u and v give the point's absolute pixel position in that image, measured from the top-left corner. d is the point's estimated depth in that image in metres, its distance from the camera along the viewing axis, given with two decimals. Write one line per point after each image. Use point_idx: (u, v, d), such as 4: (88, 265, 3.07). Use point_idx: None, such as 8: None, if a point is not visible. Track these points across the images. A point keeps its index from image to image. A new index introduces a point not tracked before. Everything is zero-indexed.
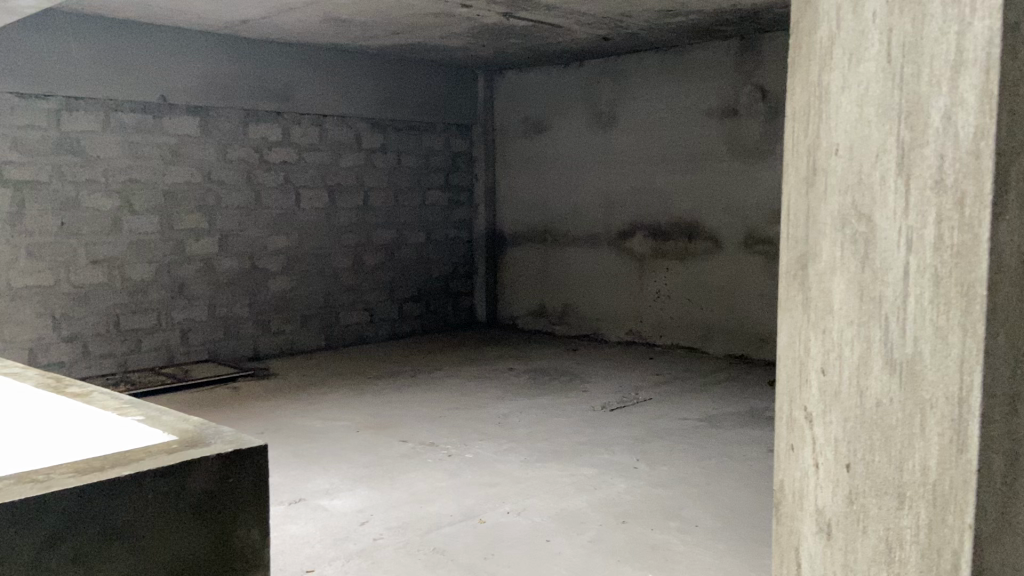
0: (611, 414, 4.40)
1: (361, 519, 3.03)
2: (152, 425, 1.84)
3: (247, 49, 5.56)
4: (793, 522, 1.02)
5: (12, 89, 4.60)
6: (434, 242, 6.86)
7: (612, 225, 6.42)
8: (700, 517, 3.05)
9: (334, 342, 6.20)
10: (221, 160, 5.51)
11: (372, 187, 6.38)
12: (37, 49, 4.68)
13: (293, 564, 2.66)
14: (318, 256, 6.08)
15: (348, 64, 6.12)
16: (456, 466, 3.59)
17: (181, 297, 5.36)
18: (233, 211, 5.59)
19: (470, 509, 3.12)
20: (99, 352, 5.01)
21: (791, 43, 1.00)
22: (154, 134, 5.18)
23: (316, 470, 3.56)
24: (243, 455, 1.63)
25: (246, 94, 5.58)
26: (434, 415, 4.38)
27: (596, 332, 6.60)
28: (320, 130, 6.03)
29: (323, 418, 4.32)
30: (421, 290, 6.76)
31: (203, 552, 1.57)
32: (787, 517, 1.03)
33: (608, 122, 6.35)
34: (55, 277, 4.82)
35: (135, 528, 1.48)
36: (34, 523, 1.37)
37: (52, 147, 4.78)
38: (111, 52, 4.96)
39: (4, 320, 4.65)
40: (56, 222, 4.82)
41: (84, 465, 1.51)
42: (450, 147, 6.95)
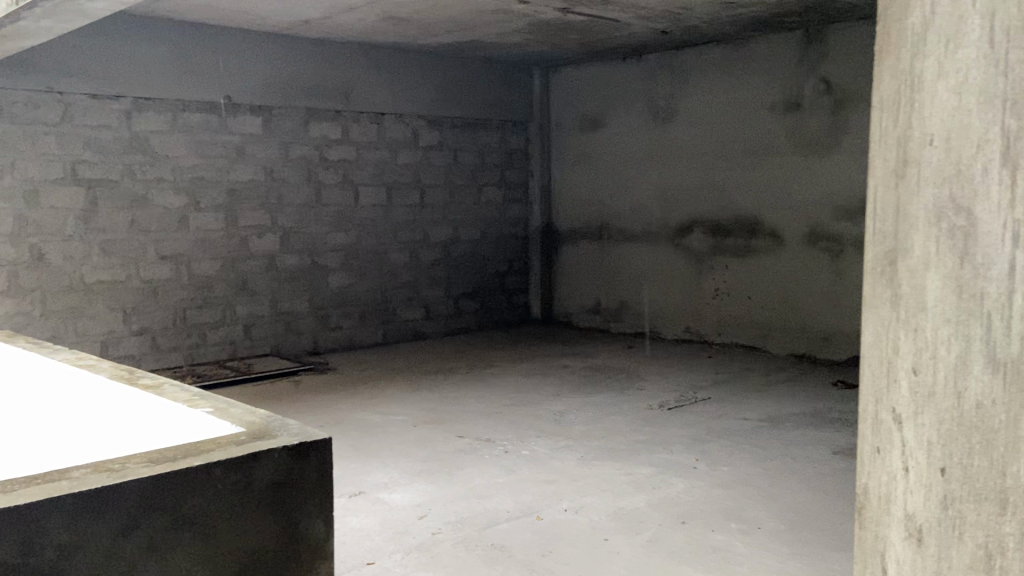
0: (668, 413, 4.34)
1: (419, 514, 3.05)
2: (220, 416, 1.86)
3: (308, 49, 5.65)
4: (878, 528, 0.94)
5: (86, 90, 4.76)
6: (489, 239, 6.88)
7: (670, 222, 6.35)
8: (763, 518, 2.99)
9: (391, 338, 6.27)
10: (283, 158, 5.61)
11: (429, 184, 6.44)
12: (109, 51, 4.82)
13: (353, 556, 2.70)
14: (376, 253, 6.15)
15: (406, 62, 6.18)
16: (513, 463, 3.59)
17: (244, 292, 5.48)
18: (295, 208, 5.69)
19: (528, 506, 3.12)
20: (167, 346, 5.17)
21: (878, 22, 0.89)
22: (219, 133, 5.31)
23: (375, 464, 3.60)
24: (307, 448, 1.66)
25: (307, 93, 5.67)
26: (491, 411, 4.39)
27: (652, 329, 6.53)
28: (378, 128, 6.10)
29: (382, 412, 4.37)
30: (477, 286, 6.80)
31: (270, 541, 1.59)
32: (870, 522, 0.95)
33: (665, 117, 6.29)
34: (126, 272, 4.98)
35: (206, 518, 1.51)
36: (111, 512, 1.41)
37: (124, 147, 4.93)
38: (179, 55, 5.09)
39: (78, 314, 4.82)
40: (127, 220, 4.98)
41: (157, 455, 1.55)
42: (506, 144, 6.97)
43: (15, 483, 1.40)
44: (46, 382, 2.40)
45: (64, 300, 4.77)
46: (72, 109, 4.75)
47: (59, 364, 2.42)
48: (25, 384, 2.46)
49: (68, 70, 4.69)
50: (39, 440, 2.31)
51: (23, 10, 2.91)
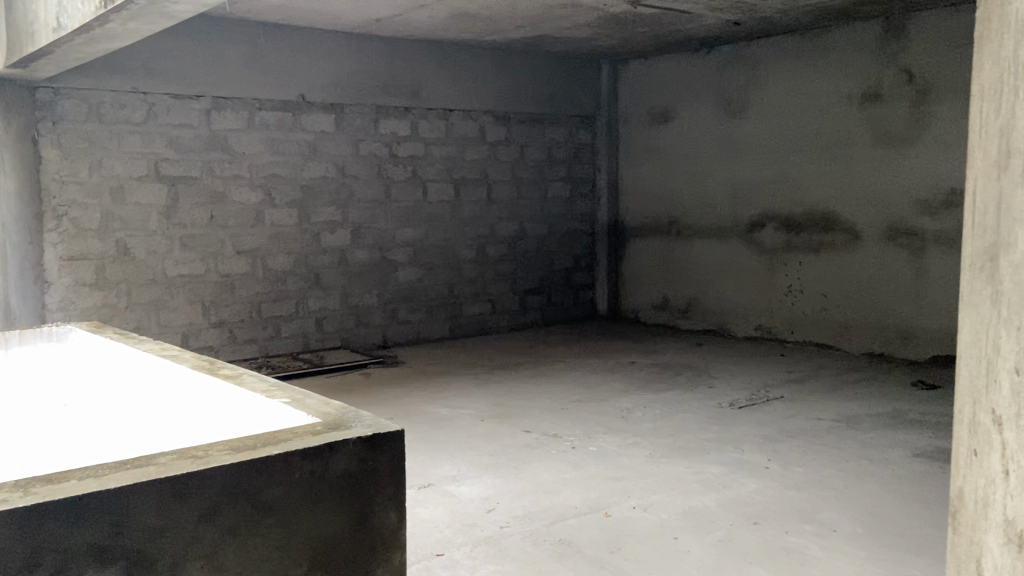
0: (739, 412, 4.27)
1: (487, 507, 3.07)
2: (297, 408, 1.88)
3: (379, 47, 5.74)
4: (972, 533, 0.94)
5: (167, 90, 4.93)
6: (556, 234, 6.87)
7: (740, 217, 6.23)
8: (839, 521, 2.91)
9: (458, 332, 6.33)
10: (354, 155, 5.71)
11: (496, 180, 6.47)
12: (189, 52, 4.98)
13: (424, 547, 2.74)
14: (444, 248, 6.21)
15: (475, 59, 6.22)
16: (581, 459, 3.59)
17: (317, 286, 5.60)
18: (366, 204, 5.79)
19: (596, 502, 3.11)
20: (244, 337, 5.33)
21: (980, 16, 0.90)
22: (293, 131, 5.44)
23: (443, 456, 3.64)
24: (381, 439, 1.68)
25: (377, 91, 5.75)
26: (558, 407, 4.39)
27: (722, 326, 6.43)
28: (446, 124, 6.16)
29: (450, 406, 4.42)
30: (543, 282, 6.80)
31: (344, 529, 1.63)
32: (967, 527, 0.95)
33: (737, 111, 6.17)
34: (205, 267, 5.16)
35: (283, 506, 1.55)
36: (196, 497, 1.46)
37: (204, 145, 5.10)
38: (256, 54, 5.22)
39: (161, 306, 5.01)
40: (206, 215, 5.14)
41: (239, 443, 1.60)
42: (573, 139, 6.95)
43: (105, 468, 1.46)
44: (132, 370, 2.46)
45: (148, 293, 4.97)
46: (155, 109, 4.93)
47: (140, 350, 2.47)
48: (113, 374, 2.54)
49: (152, 71, 4.87)
50: (137, 428, 2.42)
51: (110, 14, 3.02)
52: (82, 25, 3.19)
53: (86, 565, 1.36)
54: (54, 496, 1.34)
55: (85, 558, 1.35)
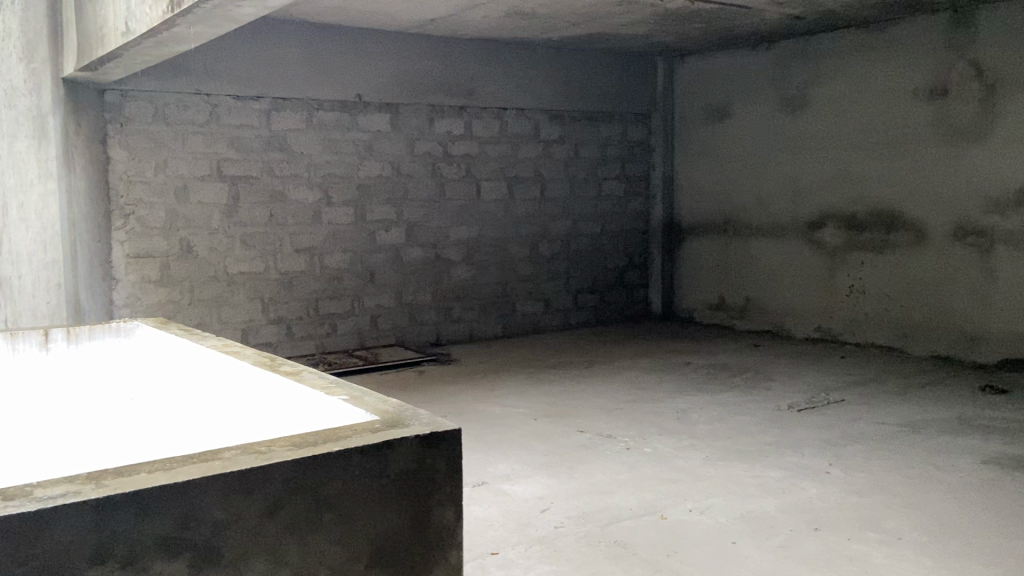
0: (798, 415, 4.18)
1: (541, 507, 3.06)
2: (355, 405, 1.90)
3: (434, 47, 5.78)
4: None
5: (230, 92, 5.05)
6: (610, 233, 6.82)
7: (800, 215, 6.10)
8: (903, 529, 2.83)
9: (511, 331, 6.34)
10: (409, 154, 5.77)
11: (549, 178, 6.45)
12: (251, 55, 5.08)
13: (479, 545, 2.75)
14: (497, 247, 6.22)
15: (529, 58, 6.21)
16: (636, 460, 3.55)
17: (372, 284, 5.67)
18: (420, 202, 5.84)
19: (652, 504, 3.07)
20: (301, 334, 5.43)
21: None
22: (350, 131, 5.51)
23: (496, 455, 3.65)
24: (439, 438, 1.68)
25: (432, 90, 5.79)
26: (612, 407, 4.36)
27: (780, 327, 6.30)
28: (500, 123, 6.17)
29: (503, 404, 4.42)
30: (596, 281, 6.77)
31: (401, 527, 1.64)
32: None
33: (796, 107, 6.05)
34: (264, 264, 5.26)
35: (344, 502, 1.57)
36: (259, 491, 1.48)
37: (264, 145, 5.21)
38: (314, 55, 5.30)
39: (222, 303, 5.14)
40: (266, 214, 5.25)
41: (299, 440, 1.62)
42: (627, 137, 6.90)
43: (173, 462, 1.50)
44: (196, 366, 2.52)
45: (210, 290, 5.09)
46: (217, 110, 5.04)
47: (203, 346, 2.52)
48: (179, 369, 2.60)
49: (215, 74, 4.98)
50: (201, 423, 2.48)
51: (177, 18, 3.10)
52: (150, 29, 3.27)
53: (155, 556, 1.39)
54: (124, 489, 1.37)
55: (154, 550, 1.39)
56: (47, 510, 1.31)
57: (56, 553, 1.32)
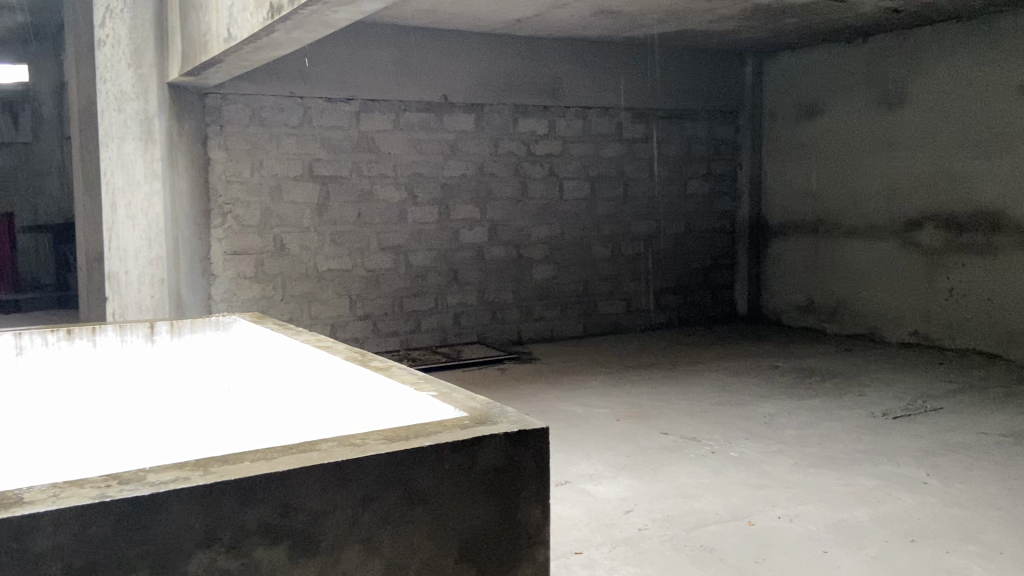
0: (893, 423, 4.03)
1: (625, 508, 3.06)
2: (444, 402, 1.93)
3: (519, 47, 5.81)
4: None
5: (321, 95, 5.20)
6: (694, 232, 6.72)
7: (896, 215, 5.87)
8: (1007, 543, 2.70)
9: (592, 331, 6.32)
10: (493, 154, 5.82)
11: (633, 177, 6.40)
12: (342, 58, 5.22)
13: (563, 543, 2.76)
14: (579, 246, 6.21)
15: (614, 56, 6.18)
16: (722, 464, 3.49)
17: (455, 282, 5.75)
18: (503, 201, 5.88)
19: (739, 509, 3.02)
20: (387, 330, 5.54)
21: None
22: (435, 131, 5.60)
23: (579, 454, 3.65)
24: (526, 435, 1.68)
25: (517, 90, 5.82)
26: (696, 409, 4.30)
27: (874, 332, 6.08)
28: (584, 122, 6.16)
29: (585, 404, 4.42)
30: (680, 281, 6.68)
31: (489, 523, 1.64)
32: None
33: (894, 103, 5.82)
34: (352, 262, 5.40)
35: (435, 497, 1.58)
36: (354, 483, 1.50)
37: (353, 146, 5.34)
38: (402, 57, 5.40)
39: (312, 299, 5.29)
40: (354, 213, 5.38)
41: (392, 434, 1.65)
42: (714, 136, 6.78)
43: (274, 452, 1.54)
44: (292, 360, 2.61)
45: (301, 286, 5.26)
46: (309, 112, 5.20)
47: (298, 341, 2.62)
48: (275, 363, 2.71)
49: (308, 77, 5.13)
50: (297, 415, 2.56)
51: (276, 24, 3.21)
52: (251, 35, 3.41)
53: (257, 543, 1.42)
54: (229, 476, 1.41)
55: (255, 536, 1.42)
56: (158, 495, 1.35)
57: (165, 536, 1.35)
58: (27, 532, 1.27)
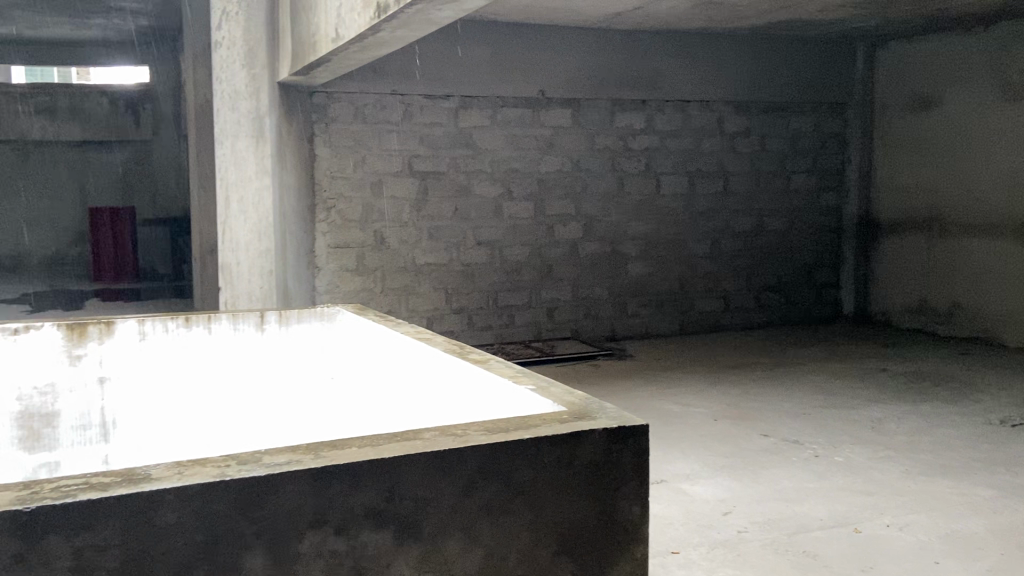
0: (1014, 432, 3.80)
1: (724, 510, 2.99)
2: (542, 395, 1.93)
3: (617, 42, 5.77)
4: None
5: (421, 92, 5.30)
6: (798, 229, 6.50)
7: (1019, 213, 5.54)
8: None
9: (688, 329, 6.22)
10: (590, 149, 5.80)
11: (733, 172, 6.25)
12: (442, 55, 5.31)
13: (659, 543, 2.73)
14: (676, 243, 6.12)
15: (715, 48, 6.05)
16: (826, 468, 3.38)
17: (550, 277, 5.76)
18: (599, 197, 5.85)
19: (844, 516, 2.92)
20: (482, 324, 5.61)
21: None
22: (532, 126, 5.63)
23: (675, 454, 3.59)
24: (626, 432, 1.67)
25: (615, 85, 5.78)
26: (797, 411, 4.18)
27: (991, 335, 5.76)
28: (683, 116, 6.06)
29: (681, 403, 4.36)
30: (781, 279, 6.48)
31: (587, 517, 1.64)
32: None
33: (1018, 93, 5.49)
34: (449, 256, 5.49)
35: (533, 489, 1.59)
36: (455, 472, 1.52)
37: (451, 142, 5.43)
38: (501, 53, 5.44)
39: (409, 292, 5.41)
40: (451, 208, 5.47)
41: (492, 426, 1.67)
42: (821, 129, 6.53)
43: (379, 439, 1.57)
44: (395, 353, 2.67)
45: (400, 279, 5.38)
46: (410, 109, 5.32)
47: (398, 333, 2.69)
48: (377, 355, 2.79)
49: (409, 75, 5.24)
50: (400, 405, 2.61)
51: (383, 24, 3.29)
52: (358, 34, 3.50)
53: (364, 526, 1.45)
54: (339, 460, 1.44)
55: (363, 519, 1.45)
56: (273, 475, 1.38)
57: (279, 516, 1.39)
58: (152, 507, 1.31)
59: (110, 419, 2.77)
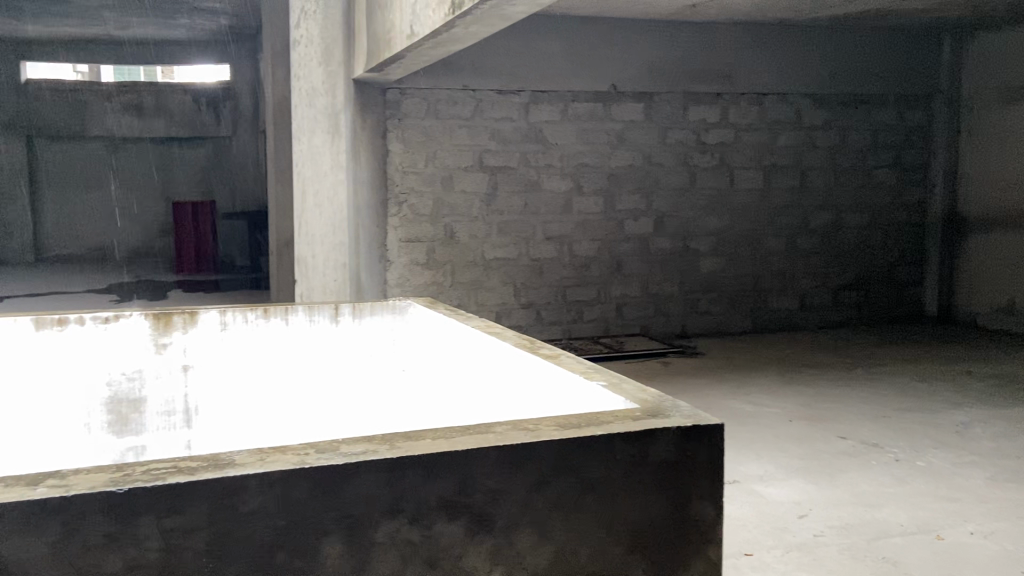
0: None
1: (799, 513, 2.92)
2: (614, 391, 1.92)
3: (691, 34, 5.68)
4: None
5: (492, 87, 5.31)
6: (879, 226, 6.29)
7: None
8: None
9: (761, 327, 6.09)
10: (662, 144, 5.73)
11: (811, 167, 6.08)
12: (513, 50, 5.31)
13: (732, 544, 2.68)
14: (750, 239, 5.99)
15: (792, 38, 5.89)
16: (907, 473, 3.27)
17: (619, 273, 5.72)
18: (670, 192, 5.78)
19: (925, 523, 2.81)
20: (550, 319, 5.61)
21: None
22: (603, 121, 5.59)
23: (747, 454, 3.52)
24: (702, 432, 1.64)
25: (688, 78, 5.69)
26: (876, 414, 4.04)
27: None
28: (759, 109, 5.92)
29: (754, 403, 4.27)
30: (861, 277, 6.28)
31: (660, 516, 1.62)
32: None
33: None
34: (518, 251, 5.50)
35: (606, 485, 1.58)
36: (526, 466, 1.52)
37: (522, 136, 5.43)
38: (572, 48, 5.42)
39: (479, 286, 5.45)
40: (521, 203, 5.47)
41: (564, 421, 1.66)
42: (905, 122, 6.30)
43: (453, 432, 1.59)
44: (466, 347, 2.69)
45: (469, 274, 5.43)
46: (481, 104, 5.34)
47: (469, 327, 2.70)
48: (450, 349, 2.81)
49: (481, 70, 5.26)
50: (472, 398, 2.63)
51: (457, 19, 3.30)
52: (432, 31, 3.54)
53: (437, 516, 1.47)
54: (414, 451, 1.46)
55: (437, 510, 1.47)
56: (350, 465, 1.41)
57: (357, 503, 1.42)
58: (237, 491, 1.35)
59: (193, 406, 2.86)
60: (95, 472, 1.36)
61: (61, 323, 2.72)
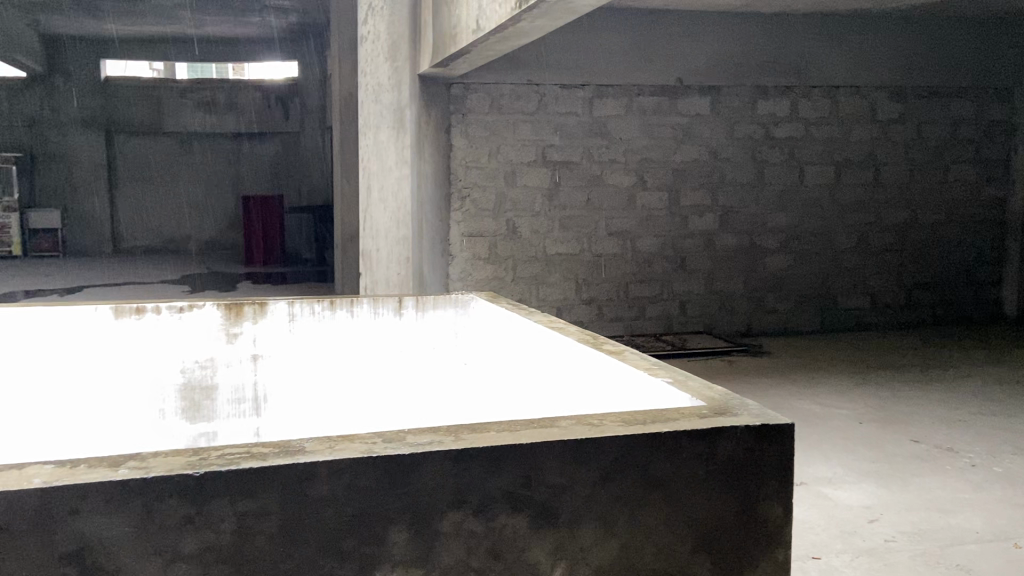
0: None
1: (869, 517, 2.84)
2: (679, 389, 1.90)
3: (760, 26, 5.56)
4: None
5: (558, 81, 5.30)
6: (956, 223, 6.07)
7: None
8: None
9: (829, 326, 5.94)
10: (729, 138, 5.62)
11: (885, 162, 5.89)
12: (580, 44, 5.28)
13: (800, 547, 2.62)
14: (819, 237, 5.84)
15: (866, 29, 5.71)
16: (985, 479, 3.14)
17: (682, 270, 5.64)
18: (736, 187, 5.67)
19: (1003, 530, 2.70)
20: (611, 316, 5.57)
21: None
22: (669, 115, 5.52)
23: (815, 456, 3.43)
24: (771, 431, 1.61)
25: (757, 70, 5.57)
26: (951, 418, 3.90)
27: None
28: (831, 102, 5.76)
29: (823, 404, 4.16)
30: (935, 277, 6.07)
31: (726, 514, 1.59)
32: None
33: None
34: (580, 246, 5.48)
35: (672, 483, 1.56)
36: (591, 461, 1.51)
37: (586, 131, 5.41)
38: (639, 41, 5.36)
39: (540, 281, 5.44)
40: (583, 198, 5.45)
41: (629, 417, 1.65)
42: (985, 116, 6.05)
43: (518, 425, 1.59)
44: (529, 341, 2.69)
45: (531, 268, 5.42)
46: (545, 99, 5.33)
47: (532, 322, 2.70)
48: (513, 344, 2.81)
49: (547, 64, 5.25)
50: (536, 392, 2.63)
51: (524, 14, 3.30)
52: (499, 26, 3.54)
53: (501, 509, 1.47)
54: (479, 444, 1.46)
55: (501, 502, 1.47)
56: (417, 455, 1.42)
57: (423, 492, 1.43)
58: (308, 478, 1.37)
59: (262, 394, 2.94)
60: (174, 455, 1.40)
61: (140, 312, 2.80)
